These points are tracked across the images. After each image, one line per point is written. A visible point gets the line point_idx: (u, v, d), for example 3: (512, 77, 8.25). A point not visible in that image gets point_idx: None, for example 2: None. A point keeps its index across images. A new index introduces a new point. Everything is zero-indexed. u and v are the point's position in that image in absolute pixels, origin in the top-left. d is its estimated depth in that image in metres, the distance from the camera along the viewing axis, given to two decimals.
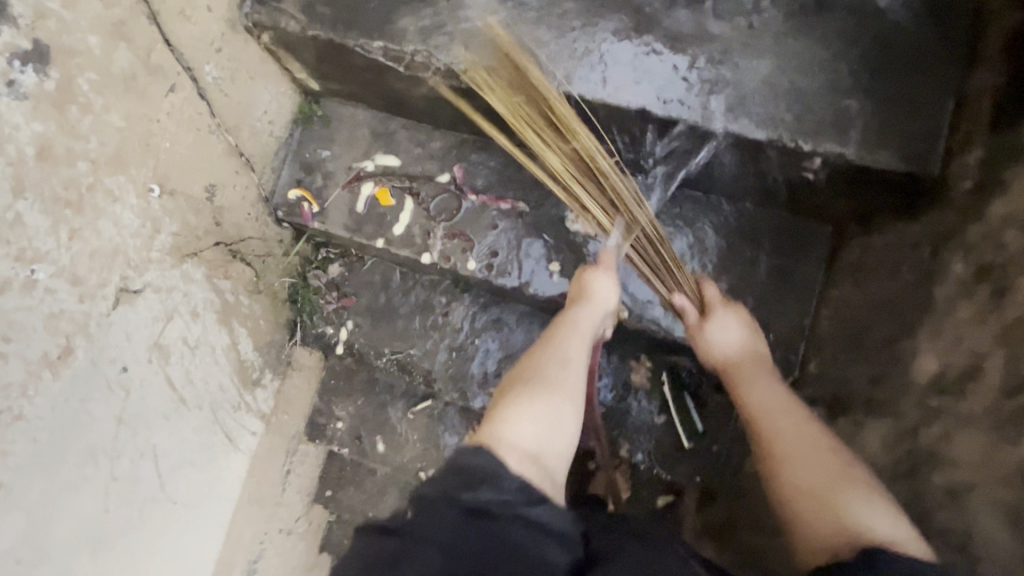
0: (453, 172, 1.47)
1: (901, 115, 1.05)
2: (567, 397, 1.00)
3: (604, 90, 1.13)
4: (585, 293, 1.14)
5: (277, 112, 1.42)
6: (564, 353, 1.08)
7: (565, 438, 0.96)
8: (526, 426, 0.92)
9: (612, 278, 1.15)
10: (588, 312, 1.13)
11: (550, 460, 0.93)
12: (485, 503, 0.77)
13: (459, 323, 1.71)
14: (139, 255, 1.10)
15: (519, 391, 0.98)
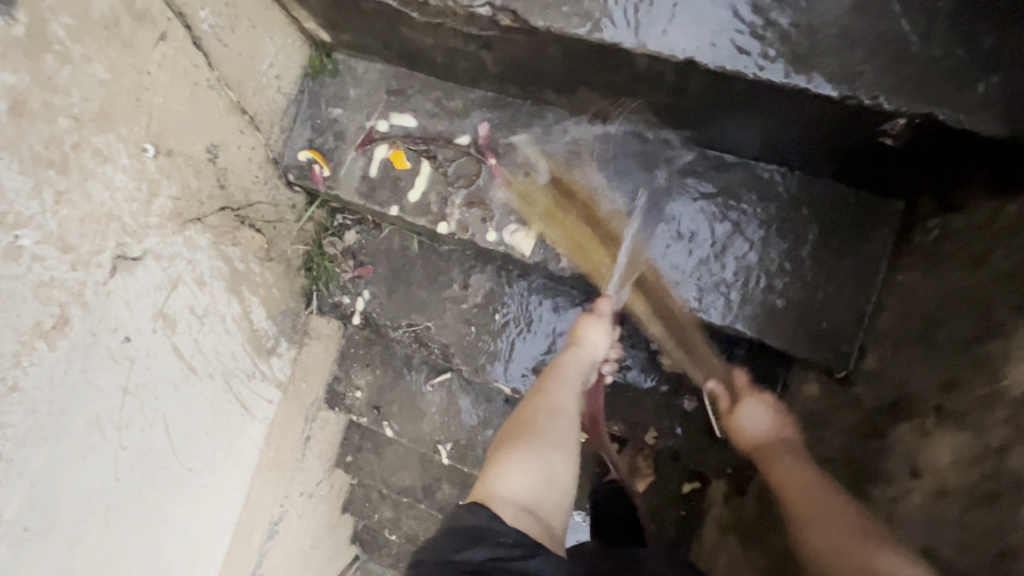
0: (475, 133, 1.33)
1: (1003, 67, 0.86)
2: (559, 439, 1.09)
3: (646, 36, 0.97)
4: (575, 344, 1.23)
5: (283, 65, 1.32)
6: (556, 400, 1.15)
7: (559, 486, 1.03)
8: (520, 480, 1.00)
9: (602, 329, 1.23)
10: (576, 361, 1.20)
11: (545, 505, 1.00)
12: (480, 562, 0.84)
13: (479, 297, 1.62)
14: (137, 221, 1.04)
15: (512, 445, 1.06)
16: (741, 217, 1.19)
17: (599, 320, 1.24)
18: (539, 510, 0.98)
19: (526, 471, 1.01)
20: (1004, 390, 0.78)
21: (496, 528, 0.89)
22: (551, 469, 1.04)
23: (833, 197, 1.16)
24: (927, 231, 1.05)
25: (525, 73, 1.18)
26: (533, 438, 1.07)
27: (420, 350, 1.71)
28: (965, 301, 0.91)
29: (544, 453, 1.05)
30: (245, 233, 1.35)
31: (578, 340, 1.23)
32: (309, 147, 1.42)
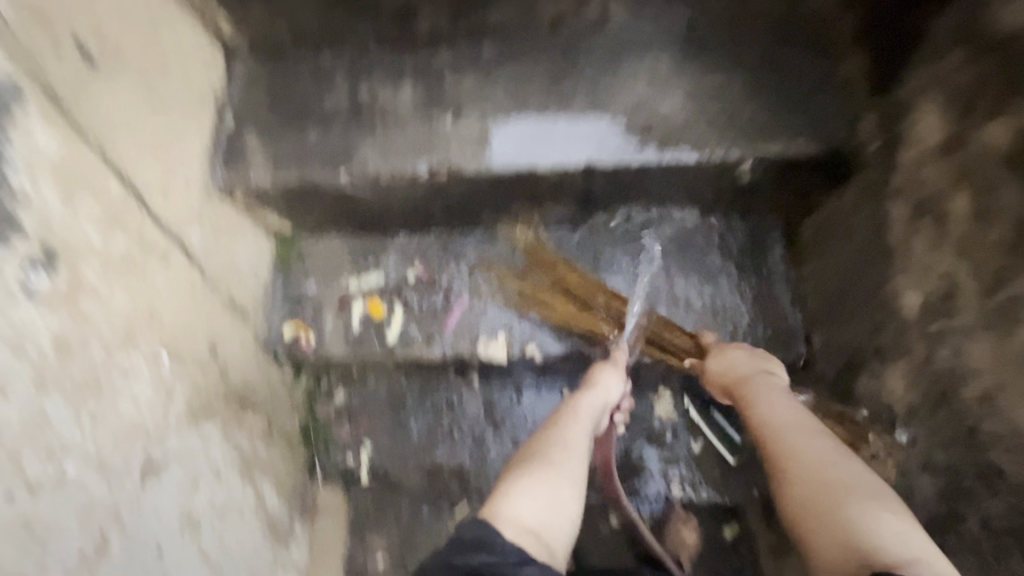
0: (417, 270, 1.56)
1: (800, 106, 1.19)
2: (568, 472, 1.06)
3: (550, 157, 1.27)
4: (591, 380, 1.28)
5: (258, 261, 1.50)
6: (568, 433, 1.14)
7: (568, 515, 1.02)
8: (528, 501, 0.99)
9: (618, 377, 1.29)
10: (591, 400, 1.24)
11: (550, 533, 0.98)
12: (477, 566, 0.86)
13: (476, 411, 1.71)
14: (157, 426, 1.10)
15: (520, 470, 1.05)
16: (671, 265, 1.45)
17: (615, 368, 1.31)
18: (542, 532, 0.97)
19: (534, 493, 1.00)
20: (909, 317, 0.98)
21: (495, 539, 0.90)
22: (560, 498, 1.02)
23: (733, 227, 1.44)
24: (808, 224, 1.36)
25: (465, 208, 1.45)
26: (544, 463, 1.07)
27: (434, 485, 1.71)
28: (852, 267, 1.17)
29: (555, 481, 1.04)
30: (248, 417, 1.41)
31: (593, 377, 1.28)
32: (292, 323, 1.56)
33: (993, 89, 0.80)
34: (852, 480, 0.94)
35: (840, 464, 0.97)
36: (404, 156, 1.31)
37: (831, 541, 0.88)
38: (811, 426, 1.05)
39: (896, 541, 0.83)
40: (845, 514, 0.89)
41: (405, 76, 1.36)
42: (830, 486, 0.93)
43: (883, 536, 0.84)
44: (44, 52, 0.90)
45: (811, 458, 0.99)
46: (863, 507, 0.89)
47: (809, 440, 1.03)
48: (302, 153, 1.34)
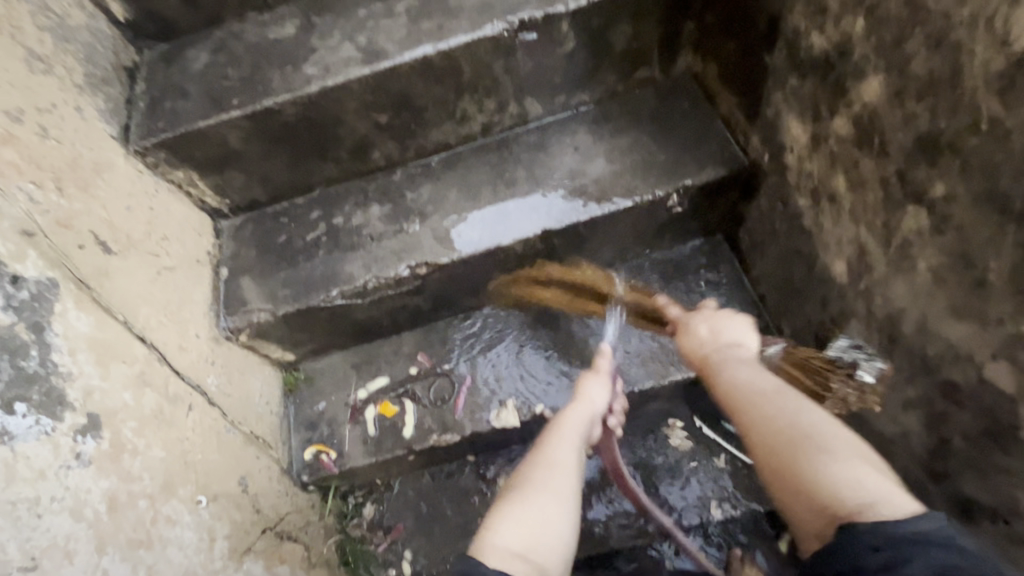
0: (419, 362, 1.67)
1: (699, 143, 1.44)
2: (553, 492, 1.12)
3: (509, 232, 1.46)
4: (575, 394, 1.35)
5: (269, 392, 1.59)
6: (551, 455, 1.20)
7: (556, 536, 1.05)
8: (511, 529, 1.03)
9: (600, 384, 1.35)
10: (577, 412, 1.31)
11: (543, 553, 1.02)
12: None
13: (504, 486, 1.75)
14: (206, 570, 1.12)
15: (501, 504, 1.10)
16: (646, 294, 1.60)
17: (598, 376, 1.38)
18: (532, 554, 1.01)
19: (518, 518, 1.05)
20: (843, 284, 1.14)
21: (479, 568, 0.93)
22: (546, 518, 1.07)
23: (683, 251, 1.62)
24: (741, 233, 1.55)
25: (449, 295, 1.60)
26: (526, 488, 1.12)
27: None
28: (788, 259, 1.35)
29: (538, 501, 1.09)
30: (286, 547, 1.42)
31: (577, 391, 1.35)
32: (311, 445, 1.62)
33: (828, 95, 1.03)
34: (809, 434, 0.93)
35: (798, 415, 0.96)
36: (384, 264, 1.48)
37: (798, 501, 0.90)
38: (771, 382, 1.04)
39: (850, 489, 0.84)
40: (804, 471, 0.90)
41: (371, 199, 1.57)
42: (789, 443, 0.93)
43: (838, 487, 0.85)
44: (67, 249, 1.06)
45: (769, 418, 0.98)
46: (821, 460, 0.89)
47: (767, 396, 1.02)
48: (294, 284, 1.49)
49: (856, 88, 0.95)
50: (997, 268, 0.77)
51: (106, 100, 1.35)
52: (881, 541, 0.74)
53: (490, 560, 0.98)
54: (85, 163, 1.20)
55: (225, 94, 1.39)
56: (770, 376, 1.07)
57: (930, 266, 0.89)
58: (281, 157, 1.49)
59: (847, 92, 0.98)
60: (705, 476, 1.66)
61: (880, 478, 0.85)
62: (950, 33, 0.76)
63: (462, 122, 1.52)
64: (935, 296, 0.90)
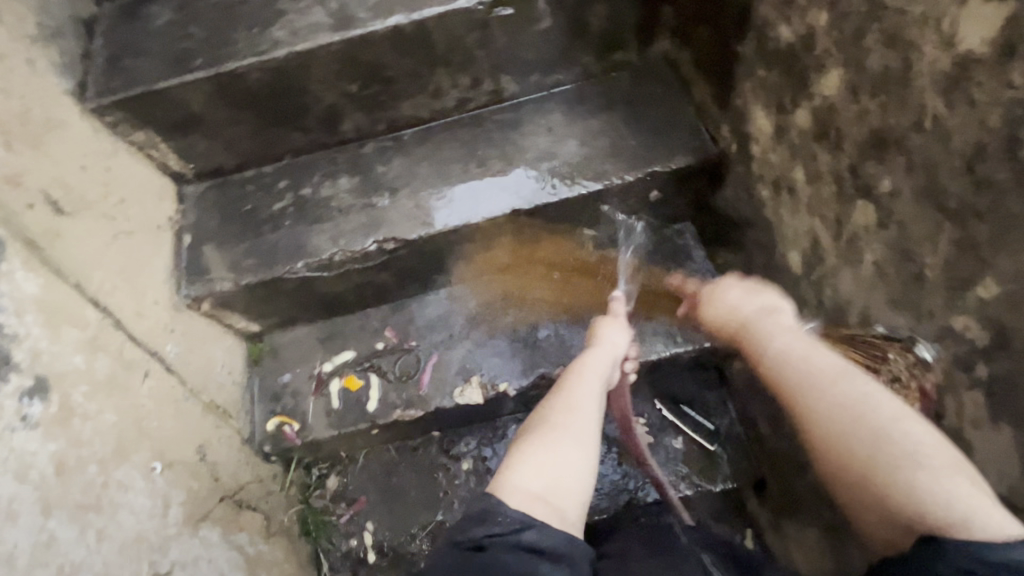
0: (386, 337, 1.68)
1: (672, 129, 1.45)
2: (571, 435, 1.11)
3: (480, 210, 1.46)
4: (596, 338, 1.34)
5: (232, 362, 1.58)
6: (570, 398, 1.19)
7: (576, 478, 1.06)
8: (532, 471, 1.04)
9: (621, 330, 1.33)
10: (599, 356, 1.30)
11: (563, 497, 1.03)
12: (481, 540, 0.93)
13: (467, 461, 1.82)
14: (159, 535, 1.12)
15: (526, 443, 1.10)
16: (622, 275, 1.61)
17: (615, 321, 1.36)
18: (551, 496, 1.02)
19: (541, 460, 1.06)
20: (797, 274, 1.18)
21: (500, 509, 0.97)
22: (567, 462, 1.07)
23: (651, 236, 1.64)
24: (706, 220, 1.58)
25: (418, 271, 1.59)
26: (548, 429, 1.12)
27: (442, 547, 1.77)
28: (749, 247, 1.38)
29: (558, 443, 1.09)
30: (245, 516, 1.43)
31: (597, 335, 1.34)
32: (274, 415, 1.61)
33: (792, 87, 1.05)
34: (878, 439, 0.81)
35: (875, 423, 0.82)
36: (352, 237, 1.47)
37: (870, 515, 0.81)
38: (828, 363, 0.92)
39: (939, 502, 0.73)
40: (891, 487, 0.78)
41: (341, 171, 1.55)
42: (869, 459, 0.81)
43: (923, 504, 0.74)
44: (15, 208, 1.02)
45: (843, 425, 0.85)
46: (909, 477, 0.77)
47: (841, 394, 0.87)
48: (258, 254, 1.47)
49: (817, 81, 0.97)
50: (933, 262, 0.81)
51: (60, 54, 1.30)
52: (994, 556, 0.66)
53: (512, 500, 0.99)
54: (37, 118, 1.16)
55: (189, 53, 1.34)
56: (825, 355, 0.93)
57: (875, 259, 0.92)
58: (247, 122, 1.45)
59: (808, 85, 0.99)
60: (666, 455, 1.71)
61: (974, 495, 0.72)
62: (903, 30, 0.78)
63: (435, 96, 1.50)
64: (877, 287, 0.93)
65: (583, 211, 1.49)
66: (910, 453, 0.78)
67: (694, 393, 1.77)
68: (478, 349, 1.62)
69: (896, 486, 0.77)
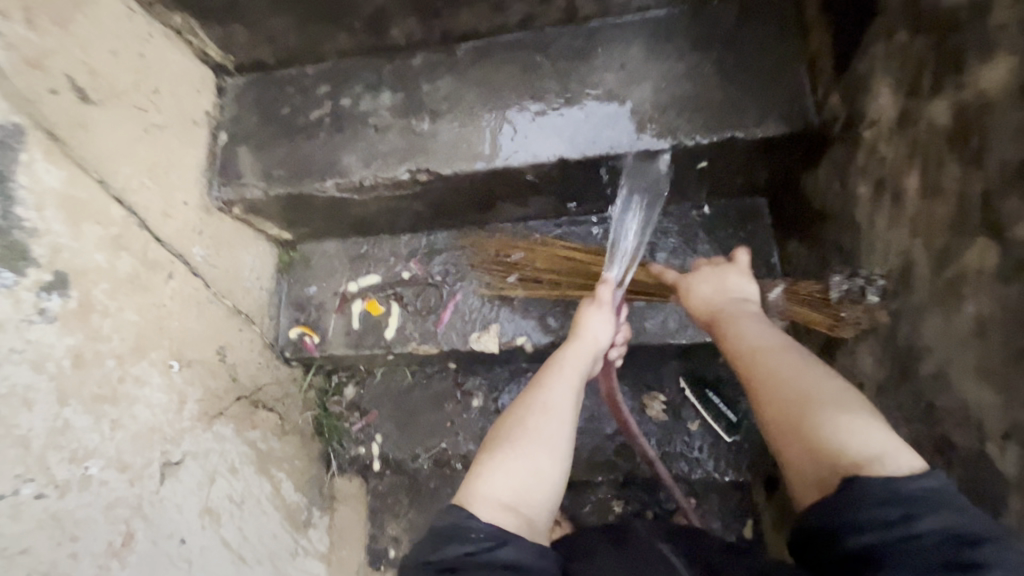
0: (412, 268, 1.65)
1: (769, 86, 1.19)
2: (544, 439, 1.07)
3: (524, 153, 1.31)
4: (576, 332, 1.26)
5: (262, 267, 1.60)
6: (547, 399, 1.13)
7: (543, 480, 1.03)
8: (501, 478, 1.01)
9: (604, 319, 1.26)
10: (578, 351, 1.22)
11: (530, 502, 1.00)
12: (451, 561, 0.87)
13: (479, 398, 1.84)
14: (174, 428, 1.21)
15: (493, 452, 1.05)
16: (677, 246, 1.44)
17: (601, 309, 1.27)
18: (520, 505, 0.99)
19: (509, 471, 1.01)
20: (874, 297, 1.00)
21: (471, 525, 0.91)
22: (537, 466, 1.03)
23: (715, 208, 1.44)
24: (785, 200, 1.35)
25: (451, 206, 1.50)
26: (520, 439, 1.06)
27: (443, 470, 1.87)
28: (824, 247, 1.17)
29: (531, 444, 1.06)
30: (260, 415, 1.52)
31: (578, 327, 1.26)
32: (297, 324, 1.65)
33: (937, 65, 0.80)
34: (809, 389, 0.90)
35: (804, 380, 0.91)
36: (385, 162, 1.36)
37: (793, 446, 0.86)
38: (767, 338, 1.02)
39: (850, 442, 0.80)
40: (817, 428, 0.84)
41: (384, 83, 1.41)
42: (788, 399, 0.89)
43: (844, 444, 0.80)
44: (36, 95, 0.99)
45: (777, 384, 0.93)
46: (834, 420, 0.84)
47: (778, 360, 0.96)
48: (289, 164, 1.40)
49: (976, 66, 0.72)
50: None
51: None
52: (893, 496, 0.70)
53: (480, 511, 0.96)
54: None
55: None
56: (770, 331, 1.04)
57: (976, 312, 0.74)
58: (289, 15, 1.32)
59: (962, 68, 0.75)
60: (678, 436, 1.66)
61: (886, 435, 0.80)
62: None
63: (497, 8, 1.29)
64: (968, 344, 0.76)
65: (639, 169, 1.31)
66: (836, 395, 0.87)
67: (724, 381, 1.65)
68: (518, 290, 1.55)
69: (815, 424, 0.85)
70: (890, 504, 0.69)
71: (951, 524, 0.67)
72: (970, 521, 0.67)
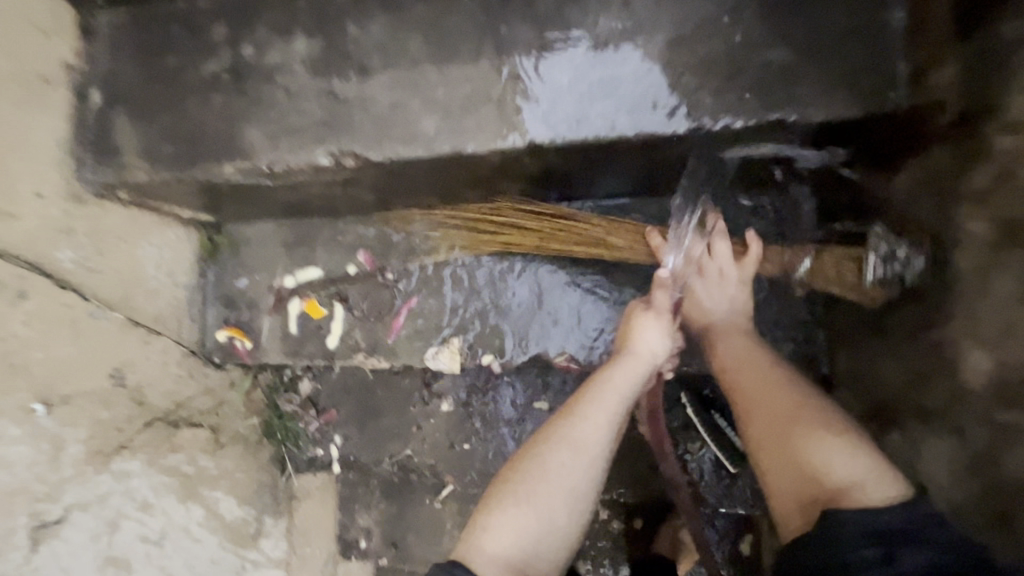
0: (359, 261, 1.33)
1: (827, 53, 0.83)
2: (561, 484, 0.94)
3: (483, 134, 0.95)
4: (627, 346, 1.03)
5: (174, 259, 1.30)
6: (575, 434, 0.96)
7: (555, 531, 0.92)
8: (506, 534, 0.90)
9: (659, 329, 1.02)
10: (628, 370, 1.01)
11: (540, 558, 0.91)
12: None
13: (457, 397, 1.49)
14: (49, 482, 1.03)
15: (504, 492, 0.94)
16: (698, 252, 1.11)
17: (654, 317, 1.03)
18: (528, 563, 0.89)
19: (521, 520, 0.91)
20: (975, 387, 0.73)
21: None
22: (551, 522, 0.92)
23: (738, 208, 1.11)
24: (841, 197, 1.03)
25: (400, 192, 1.15)
26: (533, 481, 0.94)
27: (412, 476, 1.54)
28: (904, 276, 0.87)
29: (542, 487, 0.93)
30: (183, 435, 1.29)
31: (629, 341, 1.03)
32: (226, 325, 1.39)
33: None
34: (794, 411, 0.86)
35: (789, 401, 0.88)
36: (299, 141, 1.01)
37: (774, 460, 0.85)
38: (747, 353, 0.97)
39: (835, 467, 0.78)
40: (804, 454, 0.81)
41: (297, 24, 1.02)
42: (773, 422, 0.86)
43: (833, 470, 0.78)
44: None
45: (763, 406, 0.89)
46: (821, 446, 0.81)
47: (762, 381, 0.92)
48: (180, 140, 1.07)
49: None
50: None
51: None
52: (875, 534, 0.67)
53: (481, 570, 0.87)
54: None
55: None
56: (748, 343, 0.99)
57: None
58: None
59: None
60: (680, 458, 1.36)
61: (867, 457, 0.78)
62: None
63: None
64: None
65: (642, 154, 0.96)
66: (822, 417, 0.84)
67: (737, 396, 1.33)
68: (555, 277, 1.24)
69: (806, 451, 0.81)
70: (871, 541, 0.66)
71: (934, 559, 0.64)
72: (951, 556, 0.64)
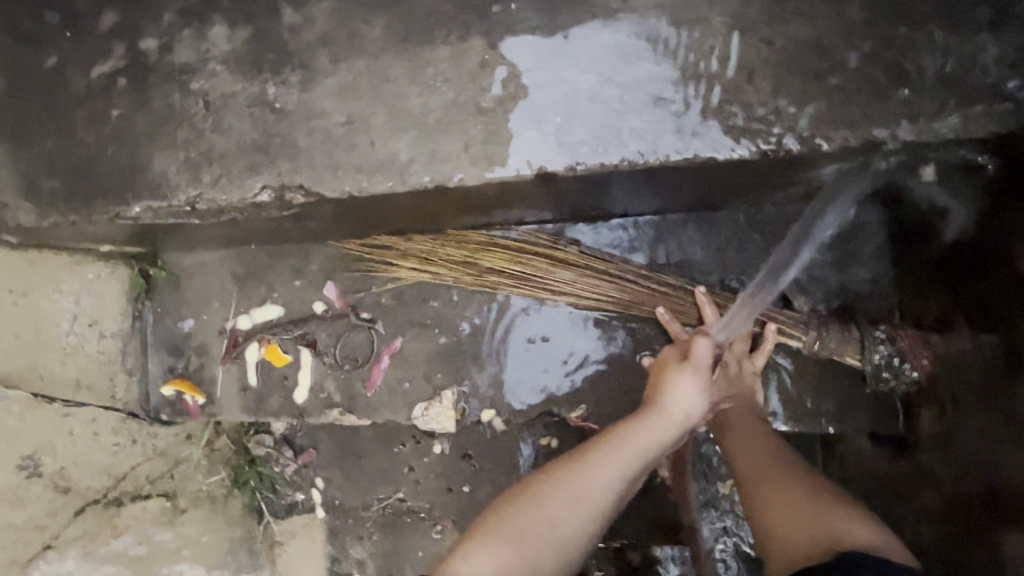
0: (326, 297, 1.09)
1: (949, 51, 0.64)
2: (559, 527, 0.75)
3: (476, 157, 0.70)
4: (657, 400, 0.84)
5: (95, 305, 1.08)
6: (585, 474, 0.78)
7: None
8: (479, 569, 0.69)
9: (696, 388, 0.84)
10: (654, 423, 0.81)
11: None
12: None
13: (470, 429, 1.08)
14: None
15: (487, 521, 0.75)
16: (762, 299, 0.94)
17: (687, 372, 0.86)
18: None
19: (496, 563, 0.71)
20: None
21: None
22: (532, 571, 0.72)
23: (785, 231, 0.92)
24: (924, 232, 0.85)
25: (372, 218, 0.90)
26: (524, 515, 0.75)
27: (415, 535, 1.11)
28: None
29: (533, 526, 0.74)
30: (128, 512, 1.04)
31: (660, 397, 0.84)
32: (172, 378, 1.13)
33: None
34: (798, 471, 0.78)
35: (788, 462, 0.80)
36: (227, 169, 0.76)
37: (782, 506, 0.73)
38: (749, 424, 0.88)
39: (850, 528, 0.67)
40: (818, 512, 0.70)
41: (214, 10, 0.76)
42: (777, 475, 0.78)
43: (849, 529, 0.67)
44: None
45: (763, 461, 0.81)
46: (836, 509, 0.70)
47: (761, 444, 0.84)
48: (72, 170, 0.80)
49: None
50: None
51: None
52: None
53: None
54: None
55: None
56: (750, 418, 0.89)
57: None
58: None
59: None
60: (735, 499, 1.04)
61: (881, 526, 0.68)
62: None
63: None
64: None
65: (684, 178, 0.73)
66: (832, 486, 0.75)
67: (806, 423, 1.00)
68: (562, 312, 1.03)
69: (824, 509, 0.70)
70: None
71: None
72: None
